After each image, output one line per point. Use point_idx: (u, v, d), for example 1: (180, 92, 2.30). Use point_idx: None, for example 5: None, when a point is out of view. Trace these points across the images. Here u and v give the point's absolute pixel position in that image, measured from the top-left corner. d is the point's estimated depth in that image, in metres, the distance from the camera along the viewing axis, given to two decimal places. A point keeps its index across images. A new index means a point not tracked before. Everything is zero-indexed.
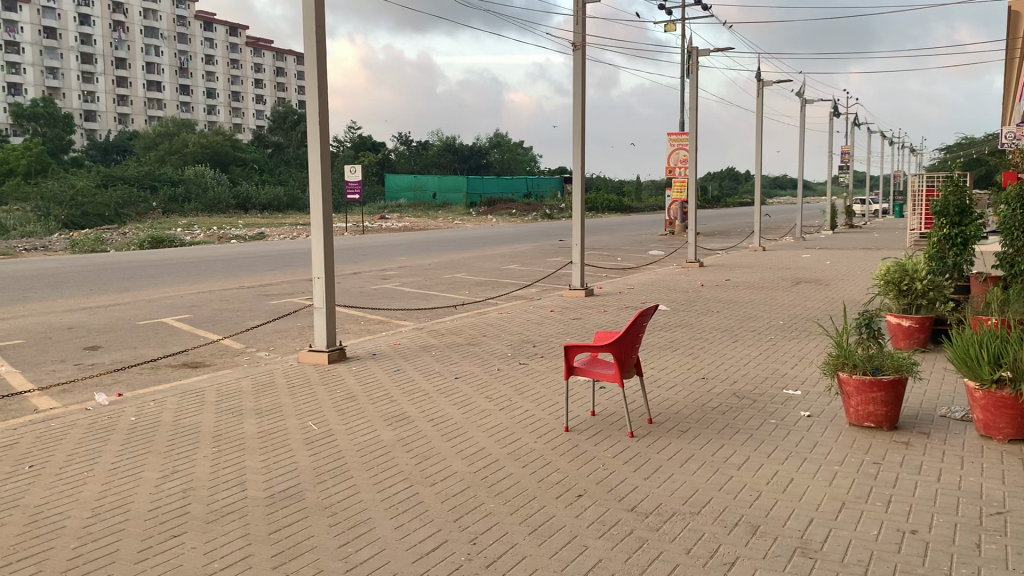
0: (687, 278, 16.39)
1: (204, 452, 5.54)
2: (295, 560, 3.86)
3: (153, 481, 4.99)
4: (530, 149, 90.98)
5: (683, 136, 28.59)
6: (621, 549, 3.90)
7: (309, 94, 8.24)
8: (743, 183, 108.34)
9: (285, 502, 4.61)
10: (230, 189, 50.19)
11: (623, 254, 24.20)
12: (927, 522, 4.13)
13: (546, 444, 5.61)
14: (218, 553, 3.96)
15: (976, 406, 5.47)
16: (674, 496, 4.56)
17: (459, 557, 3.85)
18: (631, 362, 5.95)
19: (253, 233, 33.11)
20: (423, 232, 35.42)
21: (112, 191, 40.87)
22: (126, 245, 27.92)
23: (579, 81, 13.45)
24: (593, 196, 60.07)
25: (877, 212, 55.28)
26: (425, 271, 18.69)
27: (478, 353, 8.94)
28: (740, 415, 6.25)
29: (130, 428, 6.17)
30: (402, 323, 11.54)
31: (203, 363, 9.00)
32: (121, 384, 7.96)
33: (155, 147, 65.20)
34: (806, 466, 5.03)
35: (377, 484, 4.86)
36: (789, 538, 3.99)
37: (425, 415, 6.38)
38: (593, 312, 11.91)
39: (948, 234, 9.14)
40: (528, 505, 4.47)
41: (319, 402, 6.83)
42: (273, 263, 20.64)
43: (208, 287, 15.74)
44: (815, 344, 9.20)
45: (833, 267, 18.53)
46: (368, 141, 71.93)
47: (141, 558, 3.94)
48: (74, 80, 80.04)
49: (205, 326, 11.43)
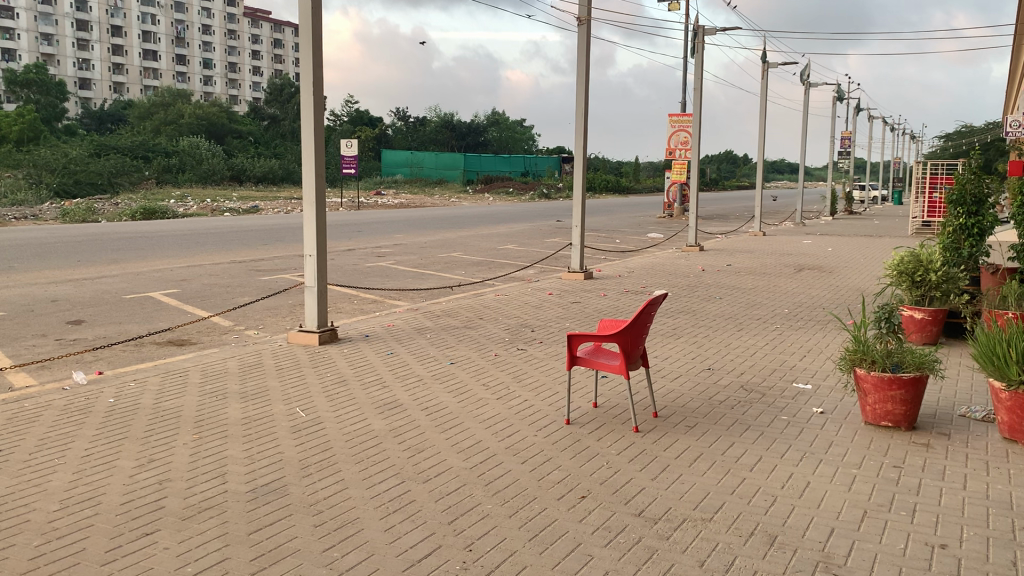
0: (688, 263, 16.09)
1: (184, 440, 5.22)
2: (275, 565, 3.56)
3: (127, 471, 4.67)
4: (529, 127, 90.05)
5: (685, 117, 27.83)
6: (630, 560, 3.61)
7: (305, 67, 7.85)
8: (741, 167, 107.89)
9: (267, 497, 4.30)
10: (226, 161, 49.66)
11: (621, 236, 23.82)
12: (958, 536, 3.85)
13: (547, 438, 5.30)
14: (192, 555, 3.65)
15: (1002, 408, 5.16)
16: (684, 500, 4.26)
17: (454, 565, 3.55)
18: (638, 352, 5.64)
19: (248, 206, 32.66)
20: (420, 209, 35.05)
21: (105, 160, 40.44)
22: (118, 215, 27.55)
23: (584, 58, 13.06)
24: (592, 177, 59.68)
25: (876, 199, 54.90)
26: (420, 249, 18.35)
27: (474, 337, 8.61)
28: (751, 409, 5.96)
29: (108, 410, 5.84)
30: (396, 303, 11.22)
31: (189, 341, 8.68)
32: (102, 361, 7.63)
33: (151, 117, 64.55)
34: (822, 469, 4.73)
35: (367, 479, 4.56)
36: (810, 550, 3.71)
37: (418, 403, 6.08)
38: (593, 296, 11.58)
39: (964, 224, 8.80)
40: (529, 507, 4.17)
41: (308, 386, 6.53)
42: (266, 237, 20.29)
43: (199, 261, 15.36)
44: (822, 334, 8.91)
45: (836, 254, 18.25)
46: (366, 116, 71.09)
47: (109, 559, 3.62)
48: (70, 47, 79.43)
49: (193, 302, 11.09)
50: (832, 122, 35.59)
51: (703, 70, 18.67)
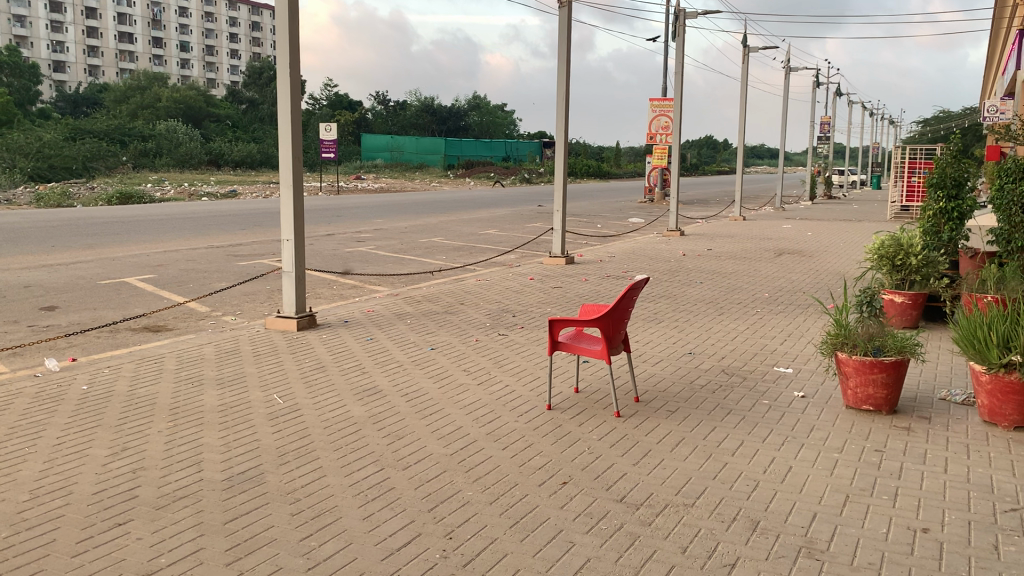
0: (668, 247, 16.11)
1: (159, 427, 5.13)
2: (251, 555, 3.48)
3: (100, 460, 4.57)
4: (510, 112, 89.74)
5: (665, 102, 27.75)
6: (612, 547, 3.57)
7: (281, 48, 7.71)
8: (721, 152, 108.27)
9: (244, 486, 4.22)
10: (203, 145, 49.18)
11: (603, 221, 23.83)
12: (940, 520, 3.84)
13: (528, 423, 5.26)
14: (166, 546, 3.57)
15: (982, 391, 5.17)
16: (667, 486, 4.23)
17: (434, 554, 3.49)
18: (619, 337, 5.60)
19: (226, 190, 32.38)
20: (400, 194, 34.88)
21: (80, 144, 40.00)
22: (93, 199, 27.19)
23: (564, 42, 12.96)
24: (573, 161, 59.67)
25: (855, 183, 55.12)
26: (400, 234, 18.23)
27: (455, 322, 8.55)
28: (732, 394, 5.95)
29: (81, 398, 5.74)
30: (376, 288, 11.13)
31: (165, 327, 8.55)
32: (76, 348, 7.50)
33: (127, 101, 63.77)
34: (804, 454, 4.71)
35: (345, 466, 4.50)
36: (792, 536, 3.69)
37: (398, 388, 6.01)
38: (574, 281, 11.53)
39: (945, 207, 8.79)
40: (510, 493, 4.12)
41: (286, 372, 6.45)
42: (244, 222, 20.07)
43: (176, 246, 15.16)
44: (802, 318, 8.89)
45: (815, 239, 18.28)
46: (345, 100, 70.48)
47: (79, 551, 3.53)
48: (43, 29, 78.34)
49: (170, 288, 10.94)
50: (813, 108, 35.63)
51: (684, 54, 18.60)
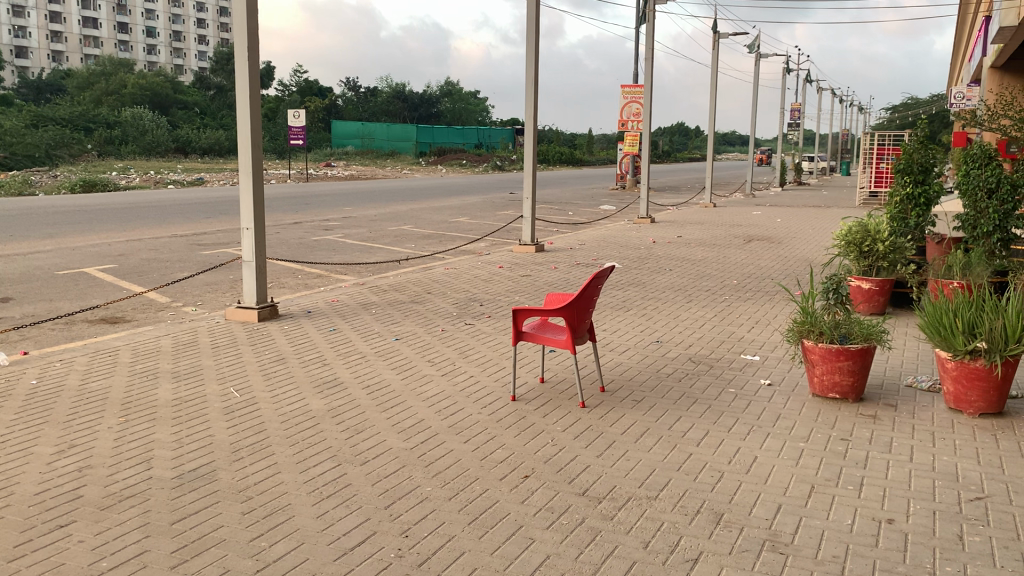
0: (638, 234, 16.05)
1: (110, 424, 4.96)
2: (198, 557, 3.35)
3: (45, 458, 4.40)
4: (482, 99, 89.32)
5: (637, 89, 27.74)
6: (572, 543, 3.47)
7: (237, 31, 7.47)
8: (692, 138, 108.54)
9: (195, 484, 4.08)
10: (170, 132, 48.37)
11: (574, 208, 23.76)
12: (904, 510, 3.79)
13: (491, 415, 5.15)
14: (108, 548, 3.42)
15: (947, 377, 5.14)
16: (630, 478, 4.14)
17: (388, 553, 3.38)
18: (584, 326, 5.49)
19: (193, 178, 31.87)
20: (371, 181, 34.56)
21: (43, 131, 39.24)
22: (57, 187, 26.67)
23: (533, 30, 12.81)
24: (545, 148, 59.56)
25: (824, 169, 55.39)
26: (369, 222, 18.03)
27: (421, 312, 8.41)
28: (698, 382, 5.88)
29: (29, 393, 5.54)
30: (342, 277, 10.94)
31: (123, 319, 8.33)
32: (28, 341, 7.25)
33: (90, 88, 62.44)
34: (769, 444, 4.64)
35: (302, 463, 4.36)
36: (756, 529, 3.61)
37: (360, 380, 5.89)
38: (543, 269, 11.42)
39: (911, 193, 8.76)
40: (469, 489, 4.02)
41: (244, 364, 6.30)
42: (210, 210, 19.71)
43: (139, 235, 14.82)
44: (771, 306, 8.85)
45: (784, 225, 18.32)
46: (315, 86, 69.64)
47: (17, 555, 3.37)
48: (5, 14, 76.98)
49: (130, 278, 10.66)
50: (782, 96, 35.69)
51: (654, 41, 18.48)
